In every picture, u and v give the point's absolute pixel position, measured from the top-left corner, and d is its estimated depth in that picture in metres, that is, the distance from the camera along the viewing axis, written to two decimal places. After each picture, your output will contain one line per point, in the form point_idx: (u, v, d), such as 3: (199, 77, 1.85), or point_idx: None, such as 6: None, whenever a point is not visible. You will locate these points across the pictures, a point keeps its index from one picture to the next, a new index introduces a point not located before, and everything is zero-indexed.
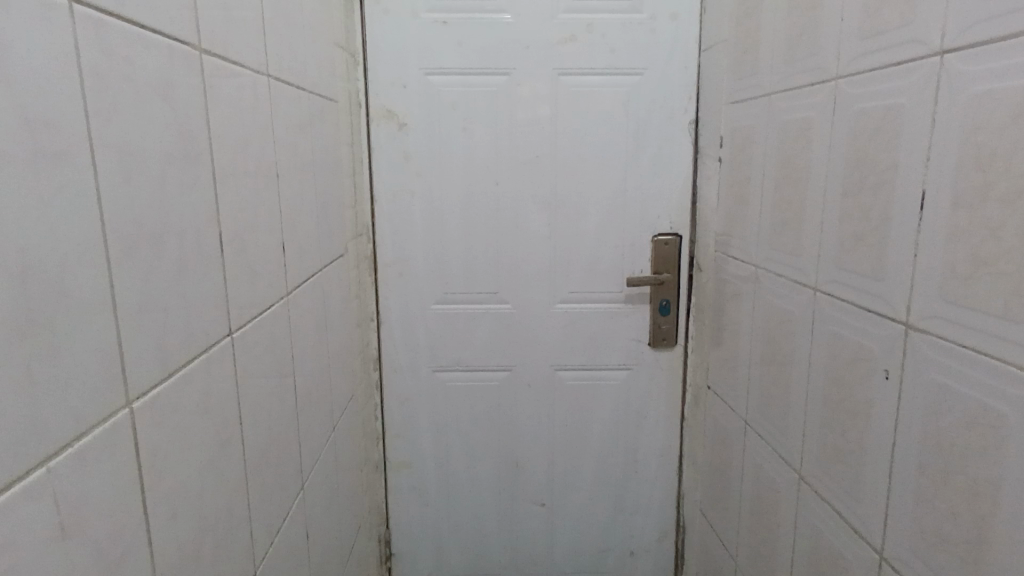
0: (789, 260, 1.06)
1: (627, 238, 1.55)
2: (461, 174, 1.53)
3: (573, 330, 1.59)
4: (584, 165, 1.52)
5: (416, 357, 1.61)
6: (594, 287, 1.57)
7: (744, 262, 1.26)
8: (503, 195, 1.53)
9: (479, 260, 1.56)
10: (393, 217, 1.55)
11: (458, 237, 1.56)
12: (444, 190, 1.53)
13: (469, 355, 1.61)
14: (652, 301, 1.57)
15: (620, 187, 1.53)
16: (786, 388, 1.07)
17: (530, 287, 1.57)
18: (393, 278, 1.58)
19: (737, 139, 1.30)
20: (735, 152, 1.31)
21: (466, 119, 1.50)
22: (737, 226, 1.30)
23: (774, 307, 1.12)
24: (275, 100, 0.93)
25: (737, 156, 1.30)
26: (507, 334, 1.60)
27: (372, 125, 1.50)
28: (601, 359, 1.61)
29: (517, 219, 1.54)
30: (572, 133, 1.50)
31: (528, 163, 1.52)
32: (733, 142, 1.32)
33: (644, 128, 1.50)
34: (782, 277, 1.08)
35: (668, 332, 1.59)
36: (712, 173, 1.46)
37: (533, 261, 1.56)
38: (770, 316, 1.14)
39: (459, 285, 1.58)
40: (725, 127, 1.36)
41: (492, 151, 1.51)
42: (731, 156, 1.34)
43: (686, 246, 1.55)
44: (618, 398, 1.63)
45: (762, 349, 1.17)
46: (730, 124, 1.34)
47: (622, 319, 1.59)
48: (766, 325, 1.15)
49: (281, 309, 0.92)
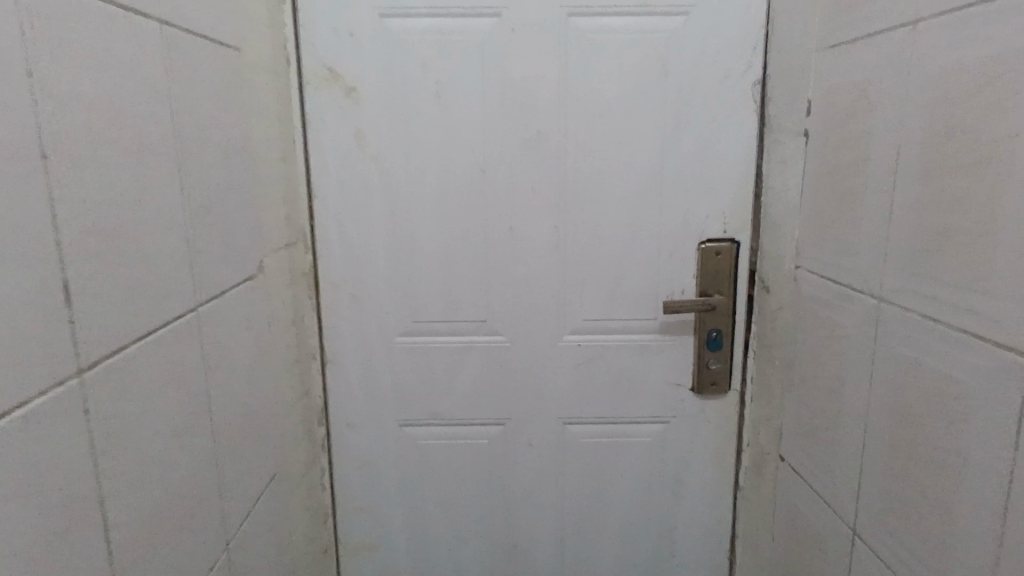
0: (969, 299, 0.64)
1: (663, 248, 1.13)
2: (434, 156, 1.10)
3: (588, 371, 1.18)
4: (604, 147, 1.09)
5: (377, 408, 1.19)
6: (617, 313, 1.15)
7: (850, 289, 0.84)
8: (491, 188, 1.11)
9: (461, 277, 1.15)
10: (342, 220, 1.13)
11: (432, 246, 1.14)
12: (411, 182, 1.11)
13: (449, 404, 1.19)
14: (697, 333, 1.15)
15: (654, 176, 1.10)
16: (960, 510, 0.66)
17: (533, 313, 1.16)
18: (345, 302, 1.16)
19: (837, 102, 0.87)
20: (831, 124, 0.88)
21: (440, 84, 1.08)
22: (832, 235, 0.88)
23: (928, 371, 0.70)
24: (58, 23, 0.52)
25: (834, 131, 0.88)
26: (501, 377, 1.18)
27: (310, 92, 1.08)
28: (626, 409, 1.19)
29: (512, 221, 1.12)
30: (588, 102, 1.08)
31: (528, 144, 1.10)
32: (828, 108, 0.89)
33: (689, 91, 1.07)
34: (953, 326, 0.66)
35: (719, 375, 1.16)
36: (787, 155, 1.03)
37: (534, 279, 1.14)
38: (920, 385, 0.71)
39: (434, 312, 1.16)
40: (814, 87, 0.93)
41: (477, 127, 1.09)
42: (821, 129, 0.91)
43: (746, 258, 1.13)
44: (650, 461, 1.21)
45: (899, 433, 0.75)
46: (823, 84, 0.91)
47: (656, 356, 1.17)
48: (907, 396, 0.73)
49: (64, 398, 0.51)
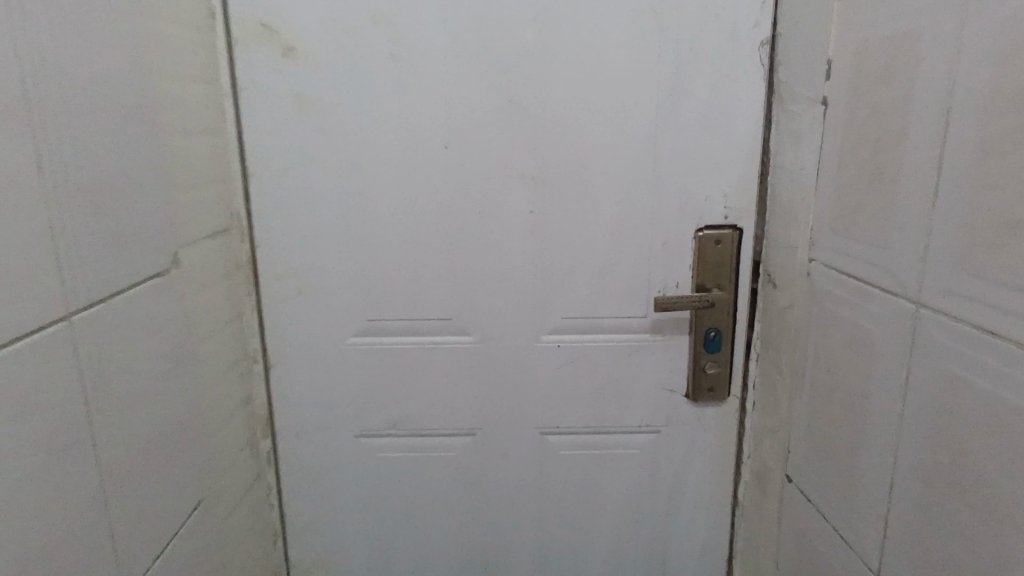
0: None
1: (655, 236, 0.98)
2: (390, 128, 0.95)
3: (568, 376, 1.04)
4: (587, 118, 0.94)
5: (330, 417, 1.05)
6: (603, 309, 1.01)
7: (877, 288, 0.70)
8: (456, 165, 0.96)
9: (423, 269, 1.00)
10: (284, 202, 0.98)
11: (389, 232, 0.99)
12: (363, 158, 0.96)
13: (411, 412, 1.05)
14: (692, 333, 1.01)
15: (645, 153, 0.95)
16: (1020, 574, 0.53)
17: (506, 310, 1.01)
18: (290, 297, 1.01)
19: (861, 62, 0.72)
20: (852, 89, 0.73)
21: (394, 42, 0.92)
22: (852, 223, 0.74)
23: (983, 398, 0.56)
24: None
25: (856, 97, 0.73)
26: (470, 382, 1.04)
27: (241, 50, 0.93)
28: (612, 418, 1.05)
29: (481, 205, 0.97)
30: (568, 64, 0.92)
31: (498, 113, 0.94)
32: (849, 69, 0.74)
33: (686, 52, 0.92)
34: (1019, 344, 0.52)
35: (718, 379, 1.03)
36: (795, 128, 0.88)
37: (507, 271, 1.00)
38: (973, 414, 0.57)
39: (393, 308, 1.02)
40: (830, 45, 0.78)
41: (439, 93, 0.94)
42: (839, 95, 0.76)
43: (750, 247, 0.98)
44: (639, 475, 1.08)
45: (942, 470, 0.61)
46: (842, 39, 0.76)
47: (646, 358, 1.03)
48: (955, 426, 0.60)
49: None
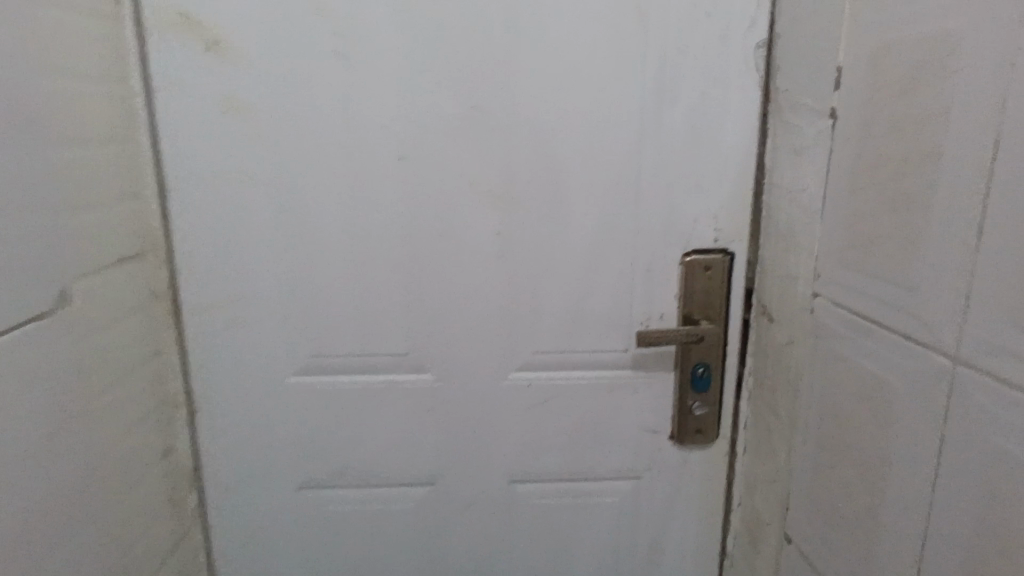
0: None
1: (636, 262, 0.88)
2: (334, 137, 0.82)
3: (540, 418, 0.92)
4: (559, 128, 0.83)
5: (267, 467, 0.92)
6: (578, 343, 0.90)
7: (900, 336, 0.59)
8: (410, 180, 0.84)
9: (374, 298, 0.87)
10: (208, 221, 0.84)
11: (333, 257, 0.86)
12: (301, 171, 0.83)
13: (361, 459, 0.92)
14: (678, 369, 0.91)
15: (625, 169, 0.84)
16: None
17: (469, 344, 0.89)
18: (218, 330, 0.87)
19: (880, 70, 0.62)
20: (869, 101, 0.63)
21: (336, 36, 0.79)
22: (868, 257, 0.63)
23: None
24: None
25: (872, 110, 0.63)
26: (428, 425, 0.92)
27: (154, 43, 0.79)
28: (588, 463, 0.94)
29: (439, 226, 0.85)
30: (537, 67, 0.81)
31: (458, 121, 0.82)
32: (865, 78, 0.64)
33: (671, 55, 0.81)
34: None
35: (706, 420, 0.92)
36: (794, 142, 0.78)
37: (470, 300, 0.88)
38: None
39: (340, 343, 0.89)
40: (839, 49, 0.68)
41: (390, 97, 0.81)
42: (852, 108, 0.66)
43: (742, 274, 0.88)
44: (618, 525, 0.97)
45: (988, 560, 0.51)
46: (855, 43, 0.65)
47: (626, 397, 0.92)
48: (1006, 510, 0.49)
49: None
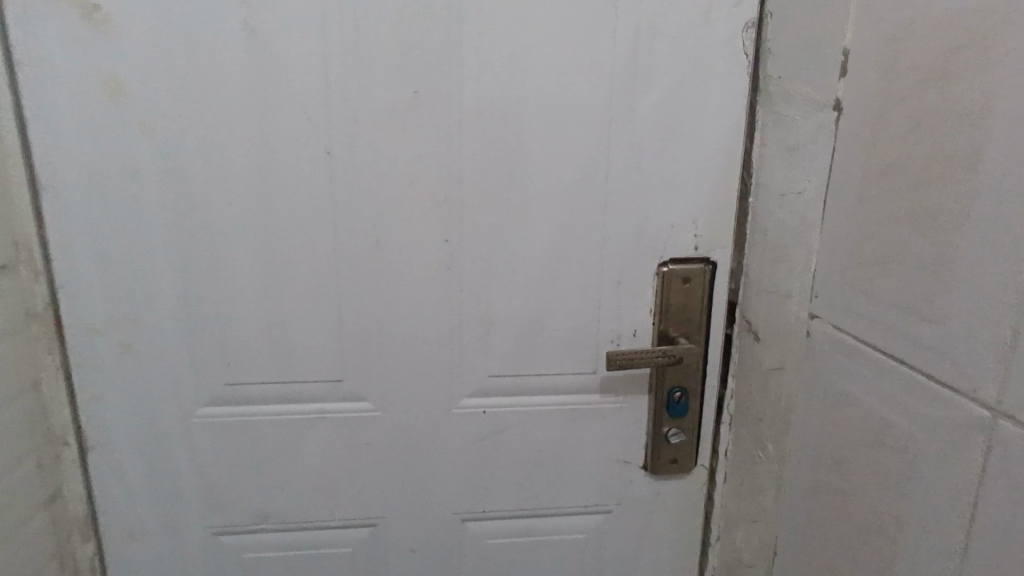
0: None
1: (605, 273, 0.77)
2: (248, 127, 0.69)
3: (496, 449, 0.81)
4: (515, 119, 0.71)
5: (177, 511, 0.79)
6: (541, 365, 0.79)
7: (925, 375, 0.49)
8: (341, 178, 0.71)
9: (299, 317, 0.75)
10: (94, 225, 0.70)
11: (251, 268, 0.73)
12: (208, 166, 0.69)
13: (289, 501, 0.80)
14: (653, 393, 0.81)
15: (593, 167, 0.73)
16: None
17: (414, 368, 0.77)
18: (112, 355, 0.73)
19: (902, 55, 0.51)
20: (886, 92, 0.53)
21: (249, 5, 0.66)
22: (882, 278, 0.53)
23: None
24: None
25: (891, 103, 0.52)
26: (367, 460, 0.80)
27: (19, 9, 0.64)
28: (550, 498, 0.83)
29: (376, 232, 0.73)
30: (490, 46, 0.69)
31: (396, 109, 0.70)
32: (882, 64, 0.54)
33: (648, 36, 0.69)
34: None
35: (682, 449, 0.82)
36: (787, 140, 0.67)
37: (414, 319, 0.76)
38: None
39: (262, 368, 0.76)
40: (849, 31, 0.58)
41: (314, 80, 0.68)
42: (864, 99, 0.56)
43: (725, 288, 0.78)
44: (582, 565, 0.87)
45: None
46: (869, 23, 0.55)
47: (593, 425, 0.81)
48: None
49: None
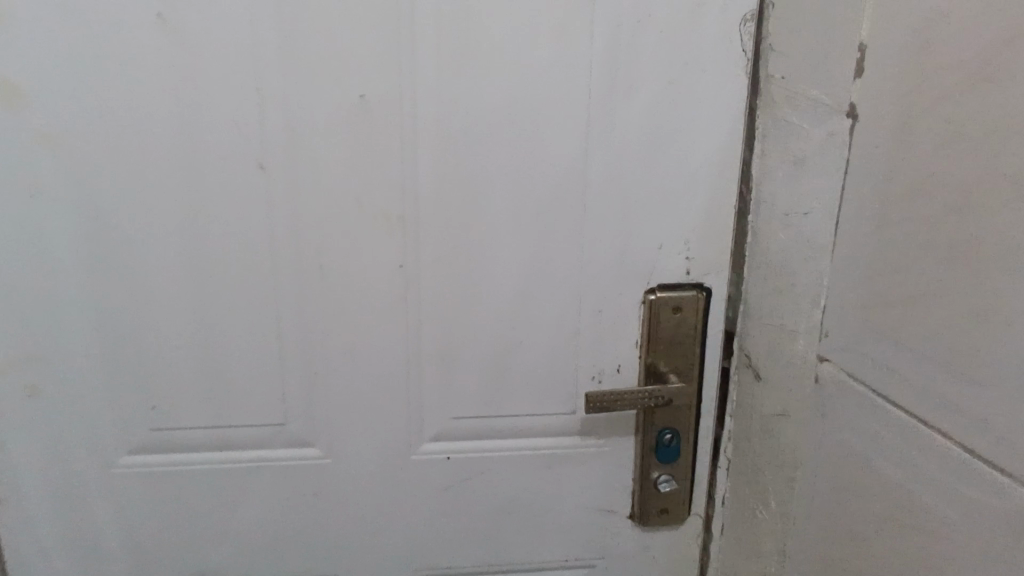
0: None
1: (584, 302, 0.68)
2: (169, 139, 0.60)
3: (463, 498, 0.72)
4: (478, 127, 0.62)
5: (103, 572, 0.70)
6: (512, 405, 0.70)
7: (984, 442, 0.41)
8: (278, 196, 0.62)
9: (235, 354, 0.65)
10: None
11: (176, 300, 0.64)
12: (123, 184, 0.60)
13: (229, 559, 0.71)
14: (640, 436, 0.71)
15: (569, 182, 0.64)
16: None
17: (368, 410, 0.68)
18: (21, 399, 0.64)
19: (942, 53, 0.42)
20: (919, 100, 0.44)
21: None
22: (917, 326, 0.45)
23: None
24: None
25: (927, 113, 0.43)
26: (317, 513, 0.70)
27: None
28: (525, 553, 0.74)
29: (319, 257, 0.64)
30: (447, 44, 0.60)
31: (339, 115, 0.60)
32: (912, 64, 0.44)
33: (628, 33, 0.60)
34: None
35: (673, 497, 0.73)
36: (790, 152, 0.58)
37: (368, 354, 0.67)
38: None
39: (193, 412, 0.67)
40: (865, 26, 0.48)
41: (243, 84, 0.59)
42: (887, 107, 0.47)
43: (720, 317, 0.69)
44: None
45: None
46: (892, 15, 0.46)
47: (572, 471, 0.72)
48: None
49: None
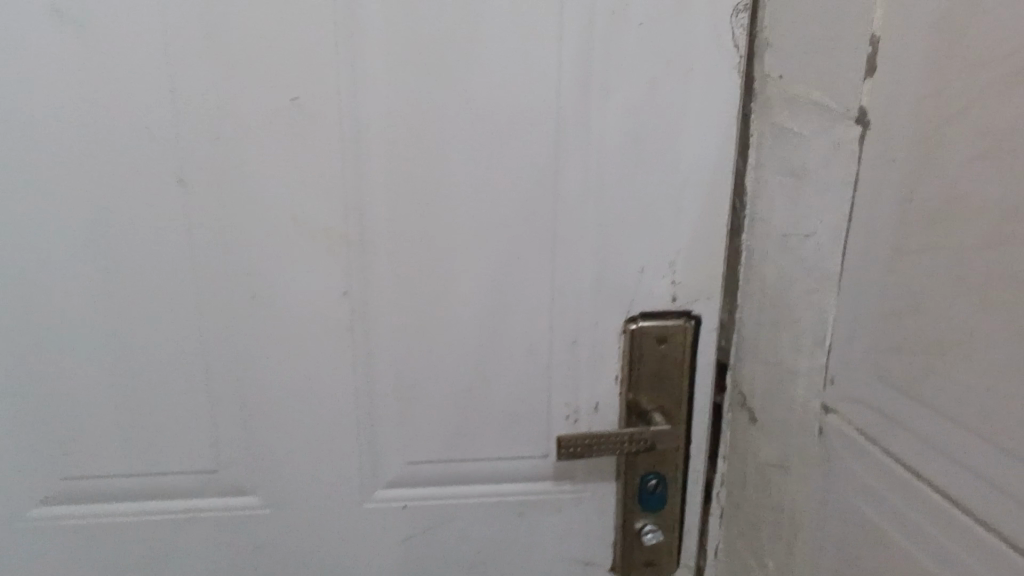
0: None
1: (557, 333, 0.60)
2: (78, 154, 0.52)
3: (423, 550, 0.64)
4: (429, 135, 0.54)
5: None
6: (477, 447, 0.62)
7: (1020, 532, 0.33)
8: (203, 215, 0.55)
9: (161, 392, 0.58)
10: None
11: (93, 333, 0.56)
12: (28, 204, 0.53)
13: None
14: (622, 481, 0.63)
15: (536, 197, 0.56)
16: None
17: (315, 453, 0.61)
18: None
19: (975, 47, 0.34)
20: (946, 104, 0.36)
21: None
22: (941, 382, 0.37)
23: None
24: None
25: (955, 122, 0.35)
26: (259, 568, 0.63)
27: None
28: None
29: (252, 283, 0.56)
30: (394, 44, 0.52)
31: (269, 123, 0.53)
32: (936, 61, 0.36)
33: (604, 28, 0.52)
34: None
35: (660, 548, 0.65)
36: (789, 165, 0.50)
37: (313, 392, 0.59)
38: None
39: (117, 457, 0.59)
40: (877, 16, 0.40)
41: (157, 87, 0.52)
42: (904, 115, 0.39)
43: (711, 349, 0.61)
44: None
45: None
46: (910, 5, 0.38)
47: (545, 520, 0.64)
48: None
49: None
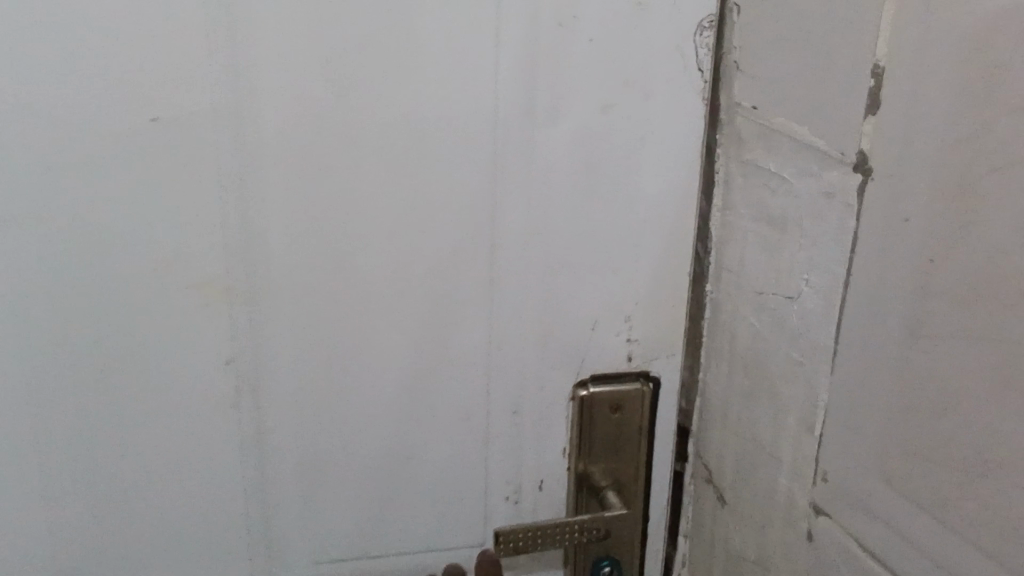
0: None
1: (494, 402, 0.51)
2: None
3: None
4: (334, 167, 0.43)
5: None
6: (401, 536, 0.52)
7: None
8: (31, 270, 0.42)
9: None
10: None
11: None
12: None
13: None
14: (572, 568, 0.54)
15: (468, 243, 0.46)
16: None
17: (200, 556, 0.49)
18: None
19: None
20: (976, 161, 0.29)
21: None
22: (962, 494, 0.31)
23: None
24: None
25: (993, 180, 0.28)
26: None
27: None
28: None
29: (105, 355, 0.44)
30: (282, 56, 0.41)
31: (121, 151, 0.41)
32: (966, 104, 0.29)
33: (546, 46, 0.43)
34: None
35: None
36: (763, 212, 0.43)
37: (194, 483, 0.48)
38: None
39: None
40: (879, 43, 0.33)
41: None
42: (917, 168, 0.31)
43: (671, 414, 0.53)
44: None
45: None
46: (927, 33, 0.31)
47: None
48: None
49: None
